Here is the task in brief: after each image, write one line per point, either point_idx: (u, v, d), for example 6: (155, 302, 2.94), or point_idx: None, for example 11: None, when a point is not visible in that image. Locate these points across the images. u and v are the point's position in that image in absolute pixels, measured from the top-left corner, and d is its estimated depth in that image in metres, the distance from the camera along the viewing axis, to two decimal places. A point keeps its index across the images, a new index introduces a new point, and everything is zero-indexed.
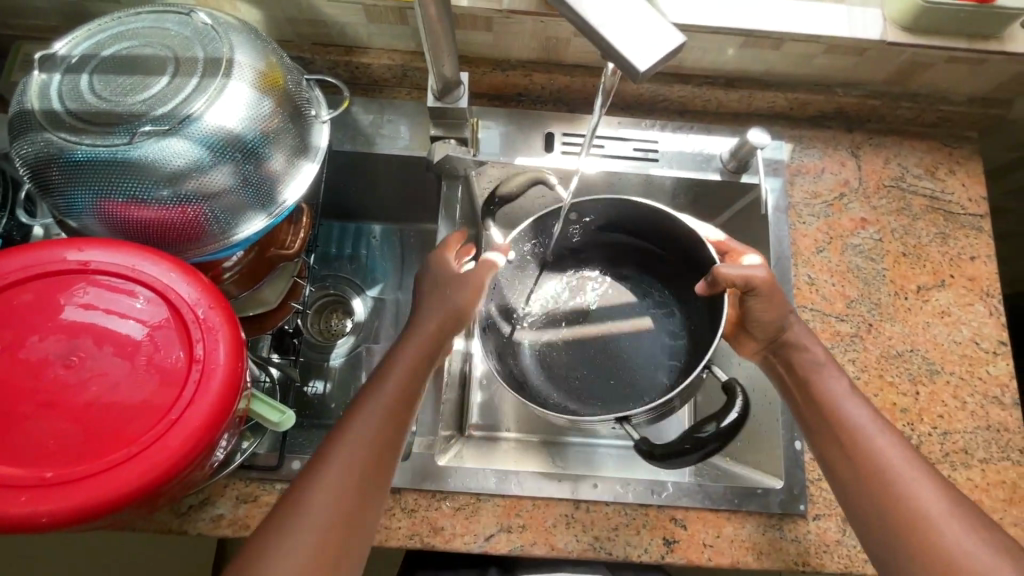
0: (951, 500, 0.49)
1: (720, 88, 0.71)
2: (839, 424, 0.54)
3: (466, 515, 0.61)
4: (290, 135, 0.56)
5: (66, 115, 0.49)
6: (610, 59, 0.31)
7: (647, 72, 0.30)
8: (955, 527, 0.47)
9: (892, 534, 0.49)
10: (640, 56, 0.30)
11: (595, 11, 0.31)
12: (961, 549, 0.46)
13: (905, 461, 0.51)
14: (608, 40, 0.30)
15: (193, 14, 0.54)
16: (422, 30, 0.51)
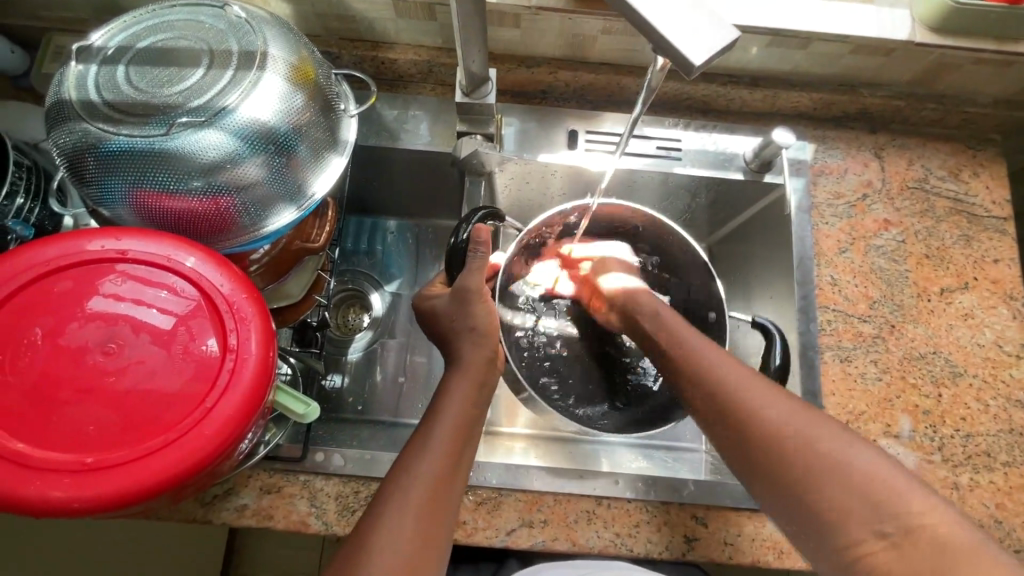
0: (799, 413, 0.47)
1: (745, 87, 0.71)
2: (681, 360, 0.53)
3: (488, 510, 0.61)
4: (321, 128, 0.56)
5: (103, 105, 0.50)
6: (661, 53, 0.32)
7: (699, 66, 0.30)
8: (810, 434, 0.45)
9: (788, 475, 0.44)
10: (693, 50, 0.31)
11: (648, 5, 0.31)
12: (856, 467, 0.43)
13: (772, 398, 0.48)
14: (662, 35, 0.31)
15: (227, 7, 0.55)
16: (455, 26, 0.51)
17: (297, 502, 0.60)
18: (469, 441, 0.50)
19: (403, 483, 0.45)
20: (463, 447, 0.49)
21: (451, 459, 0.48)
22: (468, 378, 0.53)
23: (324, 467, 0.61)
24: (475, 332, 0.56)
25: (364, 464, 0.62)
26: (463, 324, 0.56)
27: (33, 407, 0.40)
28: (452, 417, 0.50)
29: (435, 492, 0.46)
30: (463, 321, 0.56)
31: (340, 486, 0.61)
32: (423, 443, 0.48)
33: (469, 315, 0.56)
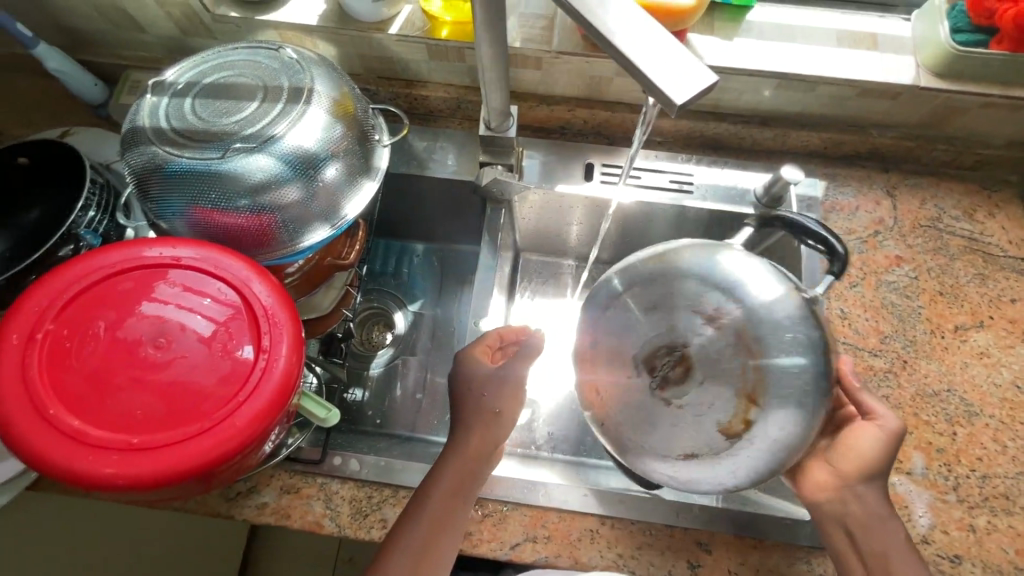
0: None
1: (756, 127, 0.74)
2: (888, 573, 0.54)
3: (493, 523, 0.63)
4: (356, 155, 0.63)
5: (170, 131, 0.57)
6: (650, 94, 0.35)
7: (682, 106, 0.33)
8: None
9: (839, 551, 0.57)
10: (677, 91, 0.33)
11: (640, 54, 0.34)
12: None
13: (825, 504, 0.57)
14: (650, 78, 0.34)
15: (282, 50, 0.62)
16: (481, 67, 0.56)
17: (312, 503, 0.64)
18: (484, 467, 0.59)
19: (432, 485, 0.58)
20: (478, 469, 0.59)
21: (463, 480, 0.58)
22: (482, 425, 0.60)
23: (341, 471, 0.64)
24: (498, 417, 0.61)
25: (379, 470, 0.65)
26: (485, 405, 0.61)
27: (89, 391, 0.45)
28: (448, 481, 0.58)
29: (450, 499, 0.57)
30: (488, 402, 0.61)
31: (354, 490, 0.64)
32: (417, 509, 0.57)
33: (497, 398, 0.61)
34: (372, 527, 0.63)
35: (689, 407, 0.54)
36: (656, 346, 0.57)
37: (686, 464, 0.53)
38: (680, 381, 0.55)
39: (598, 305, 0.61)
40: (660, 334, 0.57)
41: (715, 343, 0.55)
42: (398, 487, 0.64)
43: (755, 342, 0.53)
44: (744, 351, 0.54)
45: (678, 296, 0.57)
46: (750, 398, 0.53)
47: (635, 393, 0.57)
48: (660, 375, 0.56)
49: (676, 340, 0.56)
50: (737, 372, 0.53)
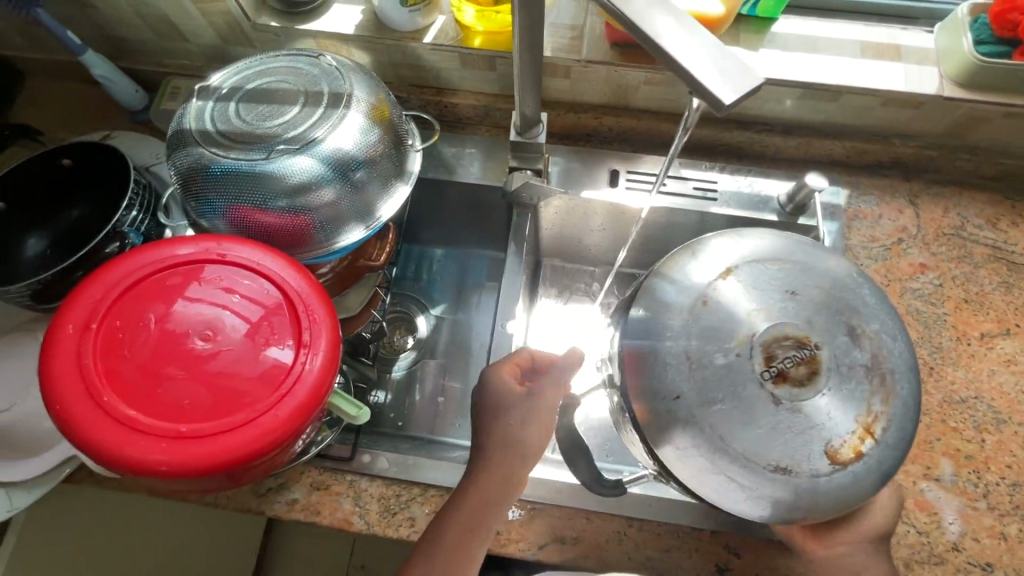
0: None
1: (779, 135, 0.75)
2: None
3: (521, 522, 0.63)
4: (391, 159, 0.65)
5: (217, 133, 0.59)
6: (695, 94, 0.36)
7: (728, 105, 0.34)
8: None
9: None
10: (723, 90, 0.35)
11: (687, 57, 0.36)
12: None
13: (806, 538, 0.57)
14: (697, 78, 0.35)
15: (322, 58, 0.65)
16: (517, 71, 0.58)
17: (341, 501, 0.64)
18: (507, 495, 0.56)
19: (449, 513, 0.56)
20: (500, 496, 0.56)
21: (481, 510, 0.55)
22: (502, 451, 0.57)
23: (369, 469, 0.65)
24: (520, 443, 0.57)
25: (407, 468, 0.65)
26: (505, 430, 0.57)
27: (140, 379, 0.46)
28: (464, 512, 0.55)
29: (469, 529, 0.55)
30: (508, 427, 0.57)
31: (383, 488, 0.65)
32: (434, 541, 0.54)
33: (519, 424, 0.57)
34: (400, 525, 0.63)
35: (796, 415, 0.42)
36: (780, 334, 0.44)
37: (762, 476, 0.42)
38: (805, 384, 0.42)
39: (712, 273, 0.48)
40: (787, 321, 0.44)
41: (848, 354, 0.44)
42: (426, 485, 0.65)
43: (891, 374, 0.44)
44: (879, 377, 0.43)
45: (800, 285, 0.46)
46: (868, 430, 0.42)
47: (745, 393, 0.43)
48: (780, 368, 0.43)
49: (802, 333, 0.44)
50: (864, 396, 0.43)
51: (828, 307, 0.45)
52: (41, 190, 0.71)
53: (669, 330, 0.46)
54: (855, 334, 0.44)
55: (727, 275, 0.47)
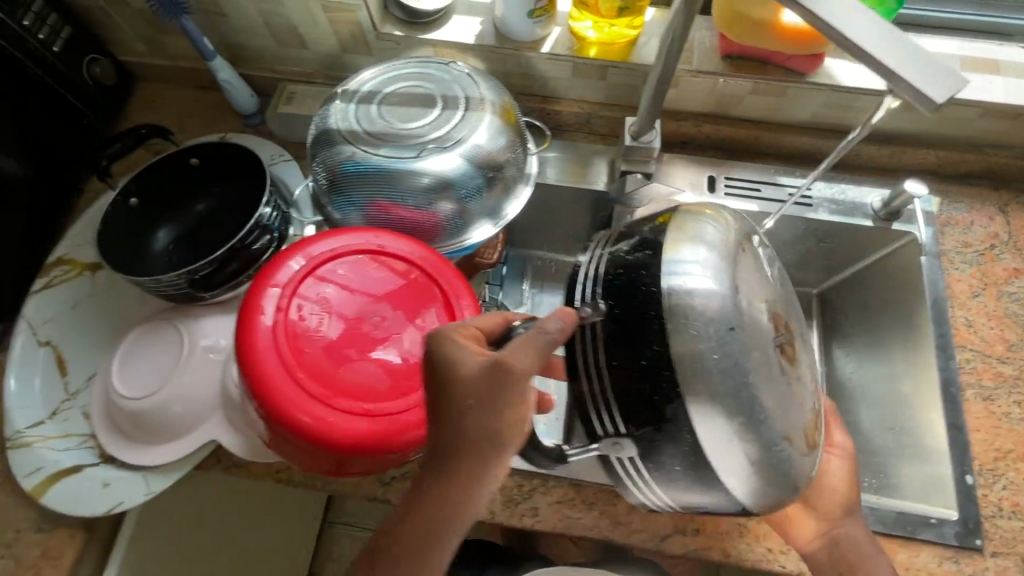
0: None
1: (874, 145, 0.78)
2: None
3: (643, 514, 0.65)
4: (518, 160, 0.68)
5: (366, 133, 0.62)
6: (900, 93, 0.41)
7: (941, 103, 0.39)
8: None
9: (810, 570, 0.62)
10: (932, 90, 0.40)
11: (894, 59, 0.40)
12: None
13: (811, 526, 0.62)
14: (909, 79, 0.40)
15: (452, 64, 0.68)
16: (652, 78, 0.63)
17: None
18: (441, 510, 0.44)
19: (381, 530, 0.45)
20: (459, 513, 0.44)
21: (425, 529, 0.44)
22: (477, 460, 0.43)
23: None
24: (503, 456, 0.44)
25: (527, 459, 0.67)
26: (467, 435, 0.43)
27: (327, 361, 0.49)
28: (407, 526, 0.44)
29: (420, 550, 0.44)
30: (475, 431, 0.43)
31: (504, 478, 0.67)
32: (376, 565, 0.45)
33: (491, 419, 0.43)
34: (524, 514, 0.65)
35: (793, 391, 0.48)
36: (776, 311, 0.50)
37: (787, 451, 0.46)
38: (790, 360, 0.49)
39: (731, 239, 0.49)
40: (780, 303, 0.51)
41: (801, 346, 0.53)
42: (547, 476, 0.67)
43: (805, 367, 0.52)
44: (791, 362, 0.49)
45: (782, 283, 0.54)
46: (812, 417, 0.50)
47: (786, 359, 0.48)
48: (782, 341, 0.49)
49: (786, 320, 0.51)
50: (792, 378, 0.48)
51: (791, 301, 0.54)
52: (171, 187, 0.75)
53: (733, 294, 0.45)
54: (790, 334, 0.51)
55: (738, 263, 0.48)
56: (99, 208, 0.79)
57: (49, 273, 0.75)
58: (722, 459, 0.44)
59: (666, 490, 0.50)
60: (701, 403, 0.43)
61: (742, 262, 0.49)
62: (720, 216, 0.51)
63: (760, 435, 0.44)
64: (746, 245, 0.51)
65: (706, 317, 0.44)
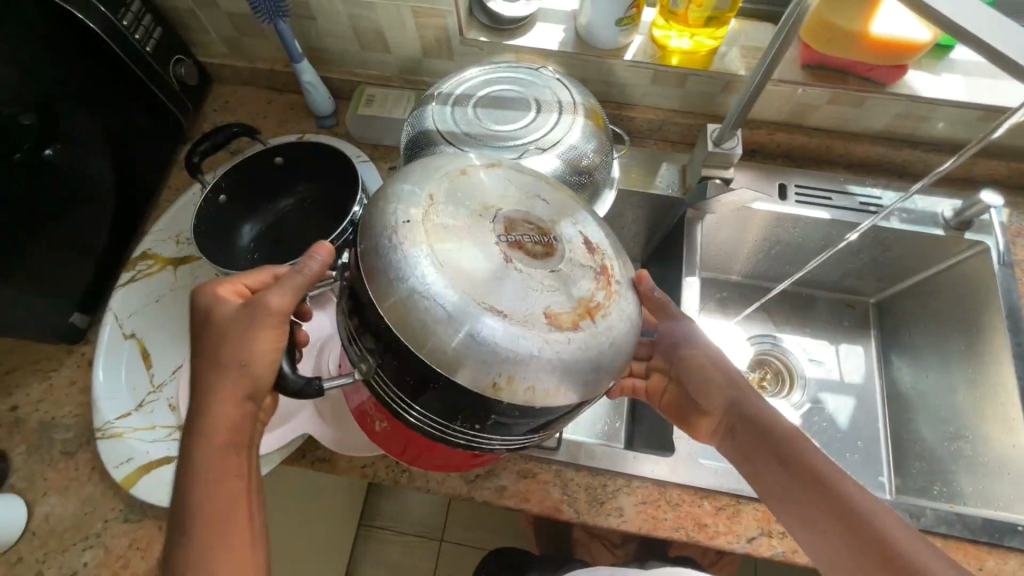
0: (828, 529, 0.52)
1: (948, 155, 0.80)
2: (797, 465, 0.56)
3: (727, 515, 0.65)
4: (605, 164, 0.69)
5: (464, 135, 0.64)
6: None
7: None
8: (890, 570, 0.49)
9: (751, 483, 0.59)
10: None
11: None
12: None
13: (749, 437, 0.59)
14: None
15: (542, 70, 0.70)
16: (754, 74, 0.62)
17: (550, 489, 0.66)
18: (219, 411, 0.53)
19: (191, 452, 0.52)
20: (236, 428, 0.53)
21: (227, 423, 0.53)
22: (231, 378, 0.53)
23: (574, 459, 0.67)
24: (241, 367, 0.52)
25: (612, 460, 0.67)
26: (228, 353, 0.52)
27: None
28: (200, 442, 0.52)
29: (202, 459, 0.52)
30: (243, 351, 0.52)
31: (588, 478, 0.67)
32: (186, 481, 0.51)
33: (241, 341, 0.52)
34: (610, 514, 0.65)
35: (528, 281, 0.40)
36: (517, 217, 0.44)
37: (494, 337, 0.39)
38: (539, 257, 0.42)
39: (434, 171, 0.45)
40: (541, 215, 0.45)
41: (578, 252, 0.44)
42: (631, 476, 0.67)
43: (617, 280, 0.45)
44: (605, 281, 0.44)
45: (562, 203, 0.47)
46: (587, 311, 0.41)
47: (456, 249, 0.40)
48: (517, 239, 0.42)
49: (552, 226, 0.45)
50: (589, 282, 0.43)
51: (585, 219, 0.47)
52: (256, 185, 0.76)
53: (397, 206, 0.42)
54: (590, 244, 0.45)
55: (431, 201, 0.43)
56: (182, 204, 0.81)
57: (134, 267, 0.77)
58: (503, 384, 0.39)
59: (490, 435, 0.45)
60: (445, 360, 0.39)
61: (424, 173, 0.45)
62: (429, 158, 0.47)
63: (428, 322, 0.39)
64: (446, 177, 0.45)
65: (426, 268, 0.40)
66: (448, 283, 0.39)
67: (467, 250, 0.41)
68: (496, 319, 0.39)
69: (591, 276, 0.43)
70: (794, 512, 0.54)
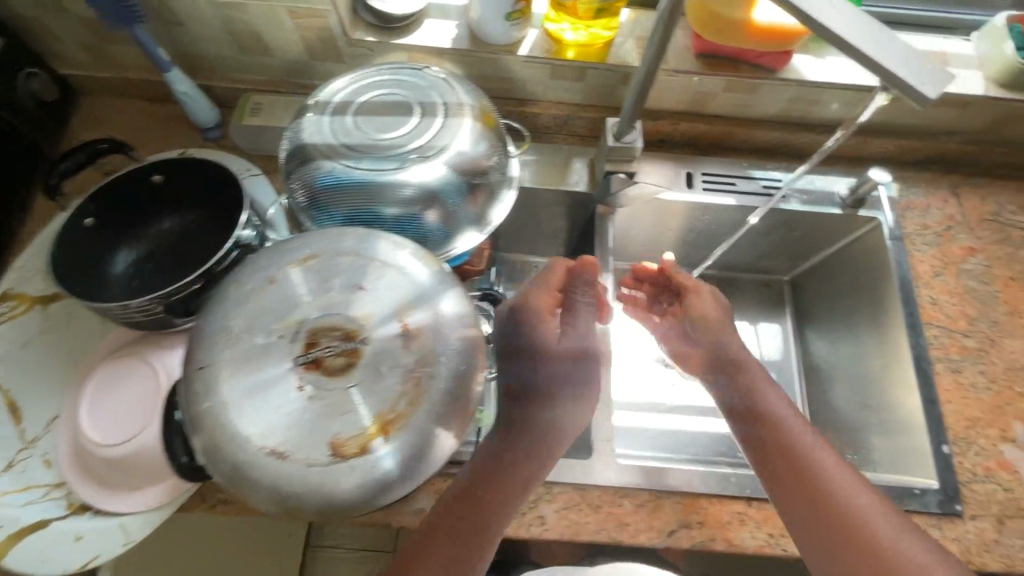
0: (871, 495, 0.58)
1: (838, 135, 0.82)
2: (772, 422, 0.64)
3: (647, 511, 0.65)
4: (499, 167, 0.67)
5: (341, 146, 0.60)
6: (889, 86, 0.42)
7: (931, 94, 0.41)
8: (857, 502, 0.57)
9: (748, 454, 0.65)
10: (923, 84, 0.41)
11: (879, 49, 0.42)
12: None
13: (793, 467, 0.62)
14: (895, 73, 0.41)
15: (427, 69, 0.66)
16: (636, 76, 0.62)
17: None
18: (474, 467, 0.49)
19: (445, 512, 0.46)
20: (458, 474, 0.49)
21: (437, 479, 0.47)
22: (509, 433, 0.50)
23: None
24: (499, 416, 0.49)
25: None
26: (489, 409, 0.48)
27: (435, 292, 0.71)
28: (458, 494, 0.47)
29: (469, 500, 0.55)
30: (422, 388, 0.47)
31: None
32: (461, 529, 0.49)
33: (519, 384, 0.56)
34: (531, 524, 0.64)
35: (322, 407, 0.42)
36: (323, 327, 0.45)
37: (293, 473, 0.41)
38: (336, 374, 0.43)
39: (244, 284, 0.46)
40: (353, 316, 0.46)
41: (390, 352, 0.45)
42: (551, 483, 0.66)
43: (428, 377, 0.45)
44: (415, 383, 0.45)
45: (383, 290, 0.47)
46: (383, 426, 0.43)
47: (254, 375, 0.43)
48: (317, 356, 0.44)
49: (361, 326, 0.45)
50: (393, 391, 0.44)
51: (408, 302, 0.47)
52: (130, 206, 0.69)
53: (208, 328, 0.45)
54: (406, 334, 0.46)
55: (237, 327, 0.44)
56: (48, 234, 0.72)
57: None
58: (315, 502, 0.42)
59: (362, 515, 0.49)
60: (254, 491, 0.42)
61: (236, 283, 0.46)
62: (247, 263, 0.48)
63: (226, 459, 0.42)
64: (260, 284, 0.46)
65: (225, 403, 0.42)
66: (249, 418, 0.42)
67: (269, 377, 0.43)
68: (296, 448, 0.42)
69: (401, 381, 0.44)
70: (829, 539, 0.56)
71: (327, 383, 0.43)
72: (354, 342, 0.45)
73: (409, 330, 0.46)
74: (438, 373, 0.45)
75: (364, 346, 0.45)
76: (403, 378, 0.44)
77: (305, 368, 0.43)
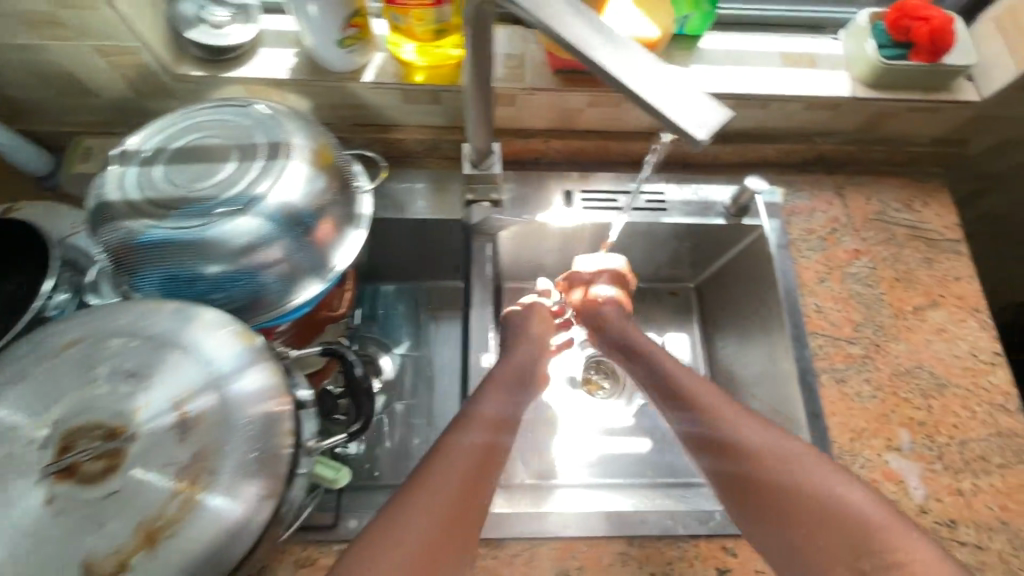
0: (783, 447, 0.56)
1: (716, 142, 0.80)
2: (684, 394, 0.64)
3: (523, 561, 0.62)
4: (340, 204, 0.61)
5: (144, 203, 0.54)
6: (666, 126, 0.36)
7: (698, 138, 0.35)
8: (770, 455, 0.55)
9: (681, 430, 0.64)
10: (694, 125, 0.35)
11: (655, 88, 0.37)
12: None
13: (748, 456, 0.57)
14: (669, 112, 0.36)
15: (252, 106, 0.61)
16: (468, 103, 0.57)
17: None
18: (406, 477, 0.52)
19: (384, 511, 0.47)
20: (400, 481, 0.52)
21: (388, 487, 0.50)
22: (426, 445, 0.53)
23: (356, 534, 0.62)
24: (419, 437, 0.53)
25: None
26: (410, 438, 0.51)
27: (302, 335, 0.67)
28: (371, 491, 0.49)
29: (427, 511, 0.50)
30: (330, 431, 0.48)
31: None
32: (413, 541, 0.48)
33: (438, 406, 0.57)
34: None
35: (74, 521, 0.38)
36: (83, 425, 0.40)
37: None
38: (91, 481, 0.39)
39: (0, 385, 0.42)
40: (118, 410, 0.41)
41: (159, 447, 0.40)
42: None
43: (205, 471, 0.40)
44: (188, 480, 0.40)
45: (157, 375, 0.42)
46: (146, 537, 0.38)
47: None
48: (71, 461, 0.39)
49: (127, 423, 0.41)
50: (161, 493, 0.39)
51: (189, 388, 0.42)
52: None
53: None
54: (179, 427, 0.41)
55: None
56: None
57: None
58: None
59: None
60: None
61: None
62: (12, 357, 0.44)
63: None
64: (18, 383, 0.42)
65: None
66: None
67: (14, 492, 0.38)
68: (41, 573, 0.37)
69: (170, 481, 0.40)
70: (814, 545, 0.49)
71: (80, 492, 0.39)
72: (117, 440, 0.40)
73: (185, 417, 0.41)
74: (218, 463, 0.40)
75: (130, 442, 0.40)
76: (174, 477, 0.40)
77: (57, 476, 0.39)
